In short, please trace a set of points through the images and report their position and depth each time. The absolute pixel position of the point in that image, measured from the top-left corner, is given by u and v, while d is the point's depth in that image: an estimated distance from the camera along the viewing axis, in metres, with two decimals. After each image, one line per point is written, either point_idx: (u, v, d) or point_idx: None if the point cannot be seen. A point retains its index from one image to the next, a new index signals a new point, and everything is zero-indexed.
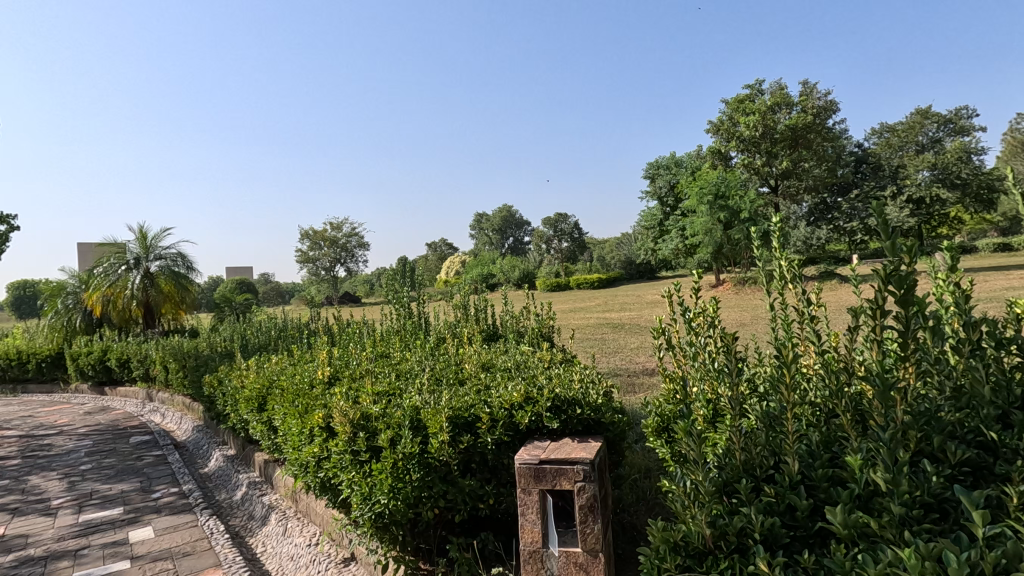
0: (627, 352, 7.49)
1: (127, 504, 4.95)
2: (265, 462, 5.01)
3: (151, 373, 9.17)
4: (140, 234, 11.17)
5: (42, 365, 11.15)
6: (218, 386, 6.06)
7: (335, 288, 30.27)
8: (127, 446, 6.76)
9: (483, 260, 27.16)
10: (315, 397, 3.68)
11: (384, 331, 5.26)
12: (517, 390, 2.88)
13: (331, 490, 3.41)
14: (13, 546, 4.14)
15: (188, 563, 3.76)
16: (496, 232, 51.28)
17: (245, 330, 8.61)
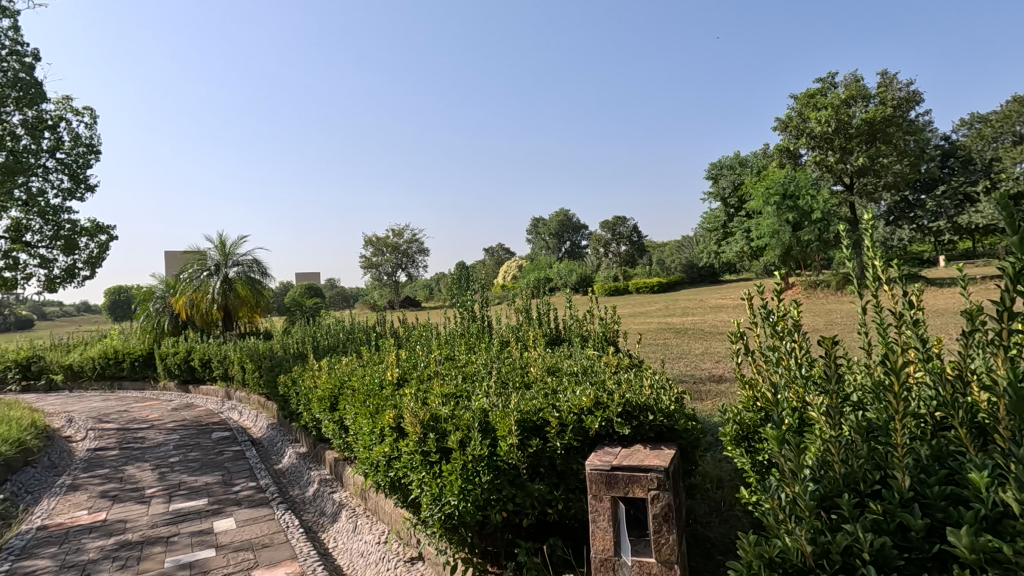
0: (693, 358, 7.24)
1: (211, 495, 5.27)
2: (335, 460, 5.19)
3: (230, 372, 9.73)
4: (219, 242, 11.90)
5: (135, 364, 12.09)
6: (292, 386, 6.33)
7: (396, 292, 31.14)
8: (210, 441, 7.20)
9: (540, 264, 27.17)
10: (385, 398, 3.78)
11: (448, 334, 5.31)
12: (586, 394, 2.83)
13: (401, 490, 3.48)
14: (114, 530, 4.49)
15: (267, 554, 3.94)
16: (553, 237, 51.16)
17: (315, 333, 8.99)
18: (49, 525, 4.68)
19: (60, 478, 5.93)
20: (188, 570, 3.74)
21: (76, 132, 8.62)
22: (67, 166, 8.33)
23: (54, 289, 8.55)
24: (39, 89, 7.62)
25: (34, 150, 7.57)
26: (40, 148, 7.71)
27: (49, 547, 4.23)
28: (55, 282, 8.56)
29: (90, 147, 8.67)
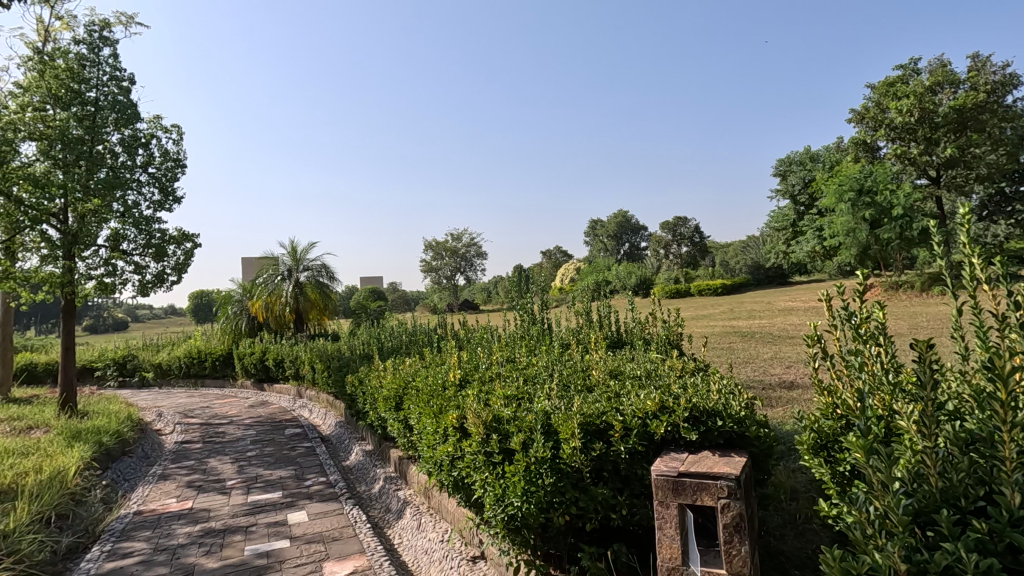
0: (762, 363, 6.94)
1: (285, 489, 5.54)
2: (399, 458, 5.34)
3: (301, 372, 10.22)
4: (291, 248, 12.55)
5: (216, 363, 12.93)
6: (359, 386, 6.57)
7: (455, 296, 31.71)
8: (284, 437, 7.60)
9: (599, 266, 26.90)
10: (448, 399, 3.85)
11: (508, 337, 5.35)
12: (651, 398, 2.77)
13: (464, 490, 3.55)
14: (199, 518, 4.82)
15: (337, 547, 4.10)
16: (611, 239, 50.47)
17: (380, 335, 9.30)
18: (144, 510, 5.08)
19: (153, 468, 6.43)
20: (266, 559, 3.95)
21: (165, 148, 9.34)
22: (158, 180, 9.03)
23: (147, 293, 9.28)
24: (134, 109, 8.33)
25: (130, 166, 8.27)
26: (135, 164, 8.40)
27: (145, 531, 4.59)
28: (148, 287, 9.29)
29: (178, 162, 9.36)
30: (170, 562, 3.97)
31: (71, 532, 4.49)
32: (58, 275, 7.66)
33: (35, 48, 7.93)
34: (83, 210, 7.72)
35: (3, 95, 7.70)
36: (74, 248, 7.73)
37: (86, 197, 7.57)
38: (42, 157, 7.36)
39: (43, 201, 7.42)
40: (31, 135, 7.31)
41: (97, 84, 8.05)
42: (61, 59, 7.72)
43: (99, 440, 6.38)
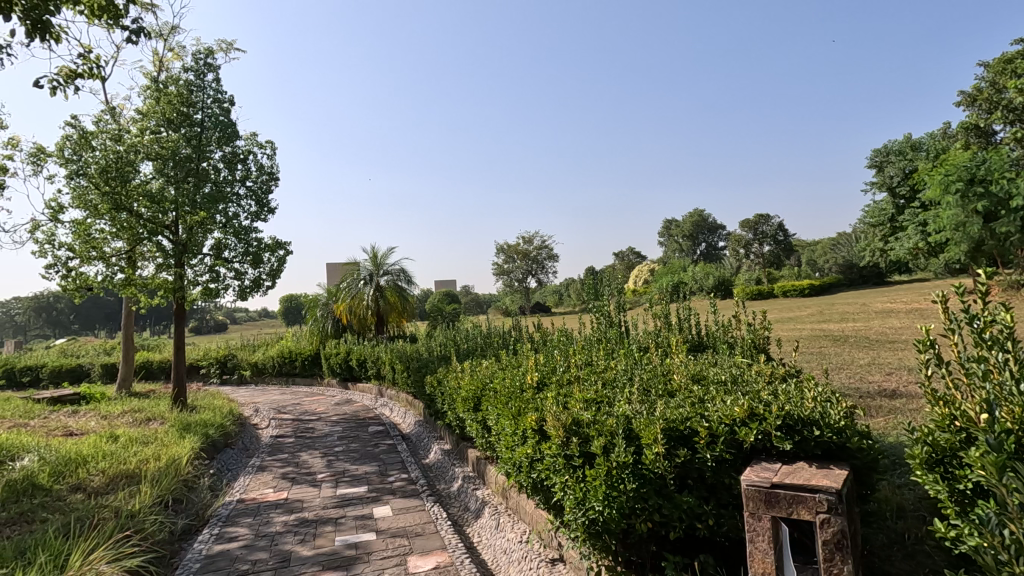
0: (858, 369, 6.45)
1: (370, 484, 5.81)
2: (477, 458, 5.45)
3: (382, 372, 10.66)
4: (372, 253, 13.16)
5: (305, 363, 13.77)
6: (437, 386, 6.76)
7: (527, 298, 31.88)
8: (367, 434, 7.97)
9: (674, 267, 26.08)
10: (527, 401, 3.88)
11: (583, 340, 5.31)
12: (739, 404, 2.65)
13: (543, 492, 3.56)
14: (294, 508, 5.16)
15: (420, 543, 4.23)
16: (687, 239, 48.76)
17: (456, 337, 9.53)
18: (246, 499, 5.50)
19: (252, 460, 6.94)
20: (354, 550, 4.16)
21: (261, 163, 10.07)
22: (255, 193, 9.75)
23: (245, 297, 10.04)
24: (234, 128, 9.06)
25: (231, 181, 8.99)
26: (234, 178, 9.11)
27: (247, 517, 4.97)
28: (246, 291, 10.05)
29: (272, 175, 10.07)
30: (270, 548, 4.27)
31: (185, 516, 4.94)
32: (170, 282, 8.46)
33: (152, 77, 8.83)
34: (191, 222, 8.48)
35: (126, 121, 8.64)
36: (183, 257, 8.52)
37: (193, 210, 8.32)
38: (157, 175, 8.16)
39: (158, 214, 8.23)
40: (148, 156, 8.14)
41: (203, 107, 8.82)
42: (173, 86, 8.54)
43: (206, 432, 6.98)
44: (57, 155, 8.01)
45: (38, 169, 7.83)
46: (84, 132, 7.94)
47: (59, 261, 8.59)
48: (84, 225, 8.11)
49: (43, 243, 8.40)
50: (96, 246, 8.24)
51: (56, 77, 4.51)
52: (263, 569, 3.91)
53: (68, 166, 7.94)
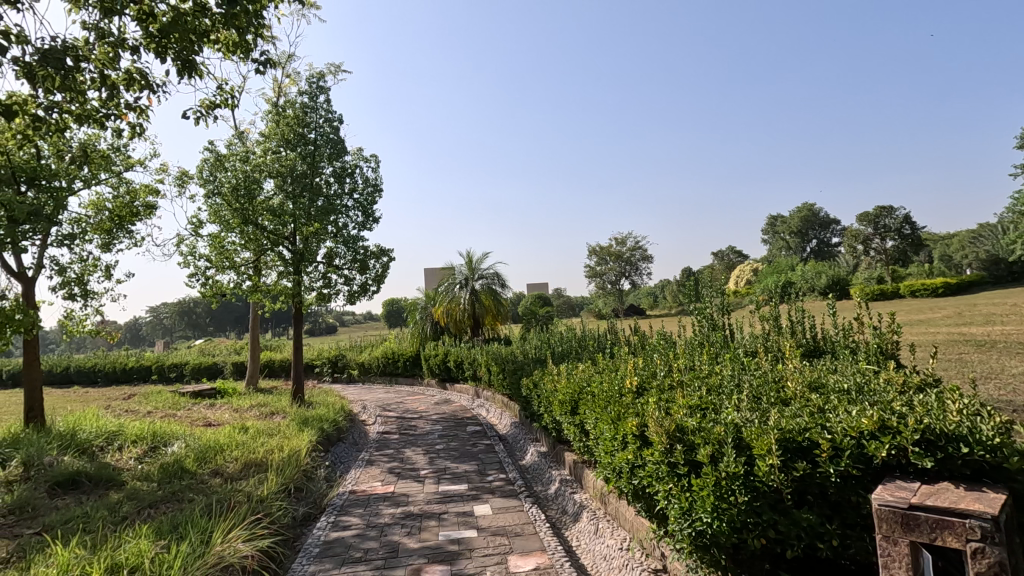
0: (1010, 379, 5.65)
1: (470, 482, 5.97)
2: (575, 462, 5.42)
3: (478, 374, 10.94)
4: (467, 258, 13.63)
5: (406, 363, 14.47)
6: (533, 388, 6.81)
7: (620, 300, 31.25)
8: (466, 434, 8.21)
9: (780, 265, 24.37)
10: (626, 405, 3.80)
11: (684, 344, 5.10)
12: (868, 415, 2.42)
13: (645, 499, 3.47)
14: (400, 502, 5.43)
15: (520, 543, 4.28)
16: (794, 235, 45.36)
17: (550, 340, 9.57)
18: (357, 490, 5.87)
19: (361, 454, 7.40)
20: (457, 545, 4.30)
21: (367, 176, 10.72)
22: (361, 204, 10.42)
23: (354, 301, 10.75)
24: (343, 145, 9.69)
25: (340, 193, 9.68)
26: (343, 190, 9.78)
27: (358, 508, 5.31)
28: (355, 296, 10.75)
29: (376, 186, 10.69)
30: (379, 538, 4.53)
31: (305, 503, 5.37)
32: (290, 288, 9.27)
33: (273, 102, 9.73)
34: (306, 233, 9.23)
35: (252, 143, 9.58)
36: (301, 265, 9.29)
37: (308, 221, 9.05)
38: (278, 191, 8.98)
39: (279, 227, 9.06)
40: (270, 174, 8.98)
41: (316, 126, 9.52)
42: (290, 109, 9.36)
43: (321, 426, 7.54)
44: (197, 177, 9.09)
45: (182, 189, 8.91)
46: (218, 155, 8.94)
47: (198, 271, 9.71)
48: (219, 238, 9.12)
49: (186, 255, 9.54)
50: (228, 256, 9.22)
51: (199, 110, 5.10)
52: (374, 558, 4.15)
53: (206, 186, 8.98)
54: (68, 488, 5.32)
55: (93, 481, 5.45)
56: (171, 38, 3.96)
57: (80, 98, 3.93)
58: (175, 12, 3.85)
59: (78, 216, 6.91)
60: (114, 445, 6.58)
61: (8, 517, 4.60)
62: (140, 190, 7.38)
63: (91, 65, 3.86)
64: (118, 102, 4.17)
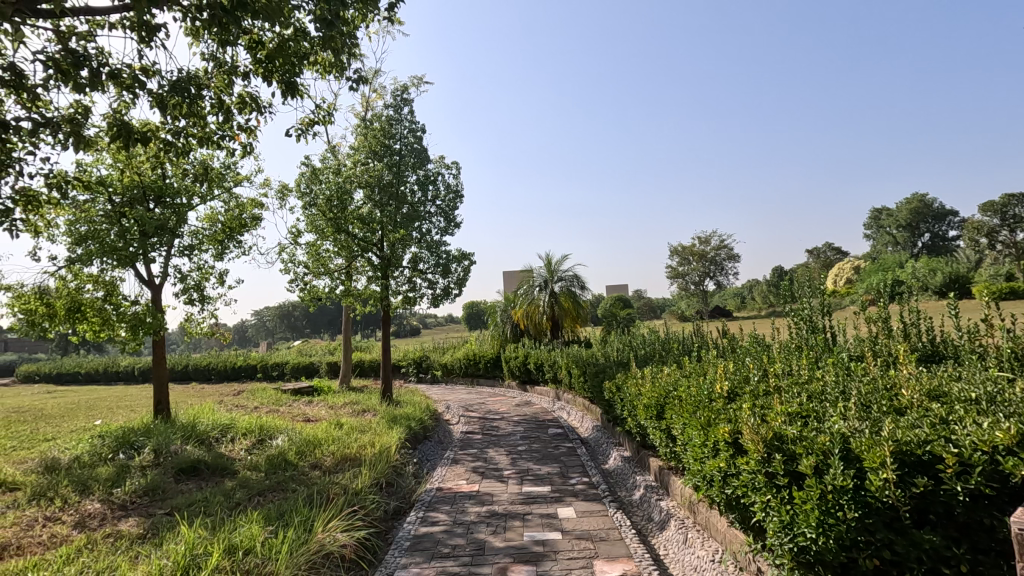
0: None
1: (553, 484, 5.97)
2: (661, 468, 5.27)
3: (559, 376, 10.93)
4: (547, 261, 13.67)
5: (487, 365, 14.73)
6: (616, 392, 6.70)
7: (705, 301, 29.99)
8: (548, 436, 8.22)
9: (887, 262, 22.31)
10: (717, 411, 3.63)
11: (779, 348, 4.80)
12: (1004, 427, 2.15)
13: (740, 511, 3.32)
14: (485, 501, 5.53)
15: (606, 548, 4.21)
16: (903, 229, 41.39)
17: (633, 342, 9.35)
18: (443, 488, 6.05)
19: (446, 452, 7.62)
20: (542, 547, 4.32)
21: (449, 182, 11.04)
22: (443, 209, 10.75)
23: (437, 304, 11.10)
24: (426, 153, 10.05)
25: (423, 201, 10.03)
26: (426, 197, 10.14)
27: (445, 505, 5.48)
28: (438, 299, 11.10)
29: (457, 192, 10.98)
30: (466, 535, 4.65)
31: (396, 498, 5.61)
32: (378, 292, 9.74)
33: (362, 117, 10.29)
34: (393, 239, 9.65)
35: (343, 155, 10.17)
36: (388, 270, 9.74)
37: (395, 228, 9.48)
38: (367, 201, 9.47)
39: (368, 234, 9.54)
40: (359, 184, 9.48)
41: (401, 137, 9.95)
42: (377, 122, 9.85)
43: (409, 424, 7.86)
44: (295, 190, 9.80)
45: (283, 202, 9.62)
46: (314, 169, 9.59)
47: (297, 277, 10.45)
48: (315, 246, 9.77)
49: (287, 262, 10.30)
50: (324, 263, 9.84)
51: (298, 127, 5.49)
52: (461, 554, 4.26)
53: (303, 198, 9.67)
54: (191, 474, 5.90)
55: (211, 469, 6.01)
56: (276, 63, 4.31)
57: (200, 123, 4.37)
58: (279, 38, 4.19)
59: (196, 229, 7.65)
60: (228, 436, 7.21)
61: (143, 498, 5.18)
62: (247, 204, 8.05)
63: (210, 92, 4.27)
64: (232, 125, 4.59)
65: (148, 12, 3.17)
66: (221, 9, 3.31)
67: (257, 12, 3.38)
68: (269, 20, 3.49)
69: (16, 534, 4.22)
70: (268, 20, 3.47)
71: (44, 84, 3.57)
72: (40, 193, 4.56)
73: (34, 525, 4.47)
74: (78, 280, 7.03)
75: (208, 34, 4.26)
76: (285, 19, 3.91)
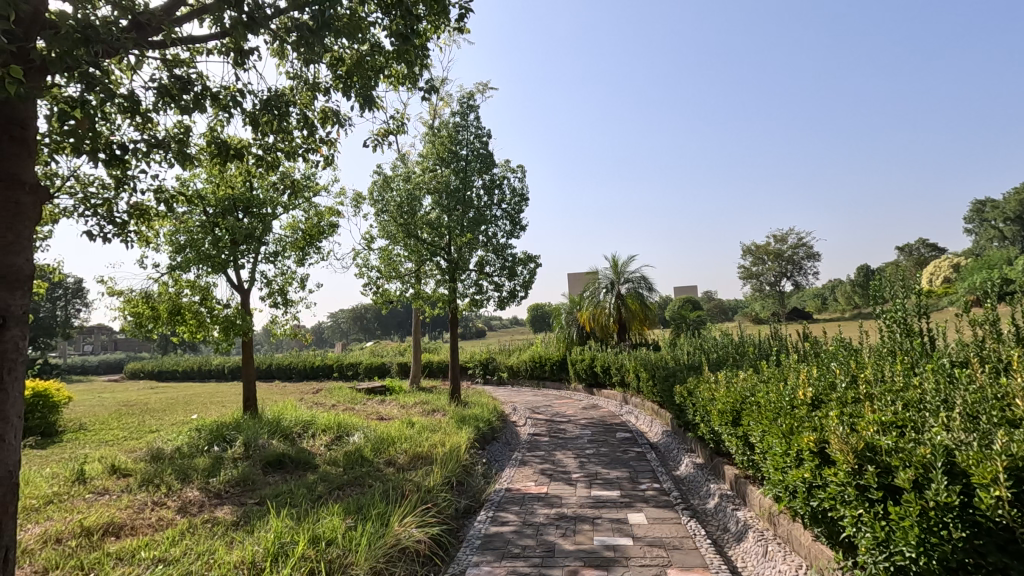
0: None
1: (622, 489, 5.88)
2: (738, 478, 5.06)
3: (626, 379, 10.75)
4: (613, 262, 13.52)
5: (553, 368, 14.70)
6: (688, 397, 6.50)
7: (782, 303, 28.51)
8: (616, 440, 8.11)
9: (993, 259, 20.23)
10: (800, 418, 3.45)
11: (869, 353, 4.48)
12: None
13: (827, 524, 3.14)
14: (554, 503, 5.53)
15: (680, 557, 4.10)
16: (1011, 223, 37.49)
17: (704, 346, 9.06)
18: (512, 489, 6.11)
19: (514, 453, 7.69)
20: (613, 552, 4.26)
21: (514, 186, 11.13)
22: (509, 213, 10.84)
23: (503, 305, 11.22)
24: (492, 158, 10.18)
25: (490, 205, 10.18)
26: (492, 201, 10.27)
27: (514, 506, 5.53)
28: (504, 301, 11.21)
29: (522, 196, 11.05)
30: (536, 537, 4.66)
31: (466, 497, 5.72)
32: (446, 294, 9.98)
33: (430, 125, 10.60)
34: (460, 244, 9.87)
35: (412, 162, 10.51)
36: (456, 273, 9.95)
37: (462, 232, 9.68)
38: (435, 206, 9.74)
39: (436, 239, 9.81)
40: (428, 191, 9.77)
41: (468, 143, 10.13)
42: (445, 129, 10.09)
43: (477, 425, 8.00)
44: (368, 198, 10.23)
45: (357, 210, 10.07)
46: (385, 177, 9.99)
47: (371, 281, 10.90)
48: (387, 251, 10.15)
49: (361, 267, 10.78)
50: (395, 267, 10.20)
51: (373, 138, 5.72)
52: (532, 555, 4.28)
53: (376, 206, 10.09)
54: (276, 467, 6.29)
55: (295, 462, 6.38)
56: (354, 78, 4.54)
57: (288, 138, 4.67)
58: (358, 55, 4.42)
59: (279, 237, 8.14)
60: (309, 432, 7.63)
61: (235, 488, 5.57)
62: (325, 212, 8.49)
63: (296, 109, 4.56)
64: (314, 138, 4.87)
65: (243, 41, 3.44)
66: (306, 29, 3.50)
67: (339, 30, 3.60)
68: (348, 38, 3.67)
69: (130, 515, 4.67)
70: (347, 38, 3.65)
71: (153, 108, 3.95)
72: (150, 207, 5.04)
73: (144, 509, 4.93)
74: (178, 286, 7.67)
75: (293, 55, 4.55)
76: (363, 36, 4.12)
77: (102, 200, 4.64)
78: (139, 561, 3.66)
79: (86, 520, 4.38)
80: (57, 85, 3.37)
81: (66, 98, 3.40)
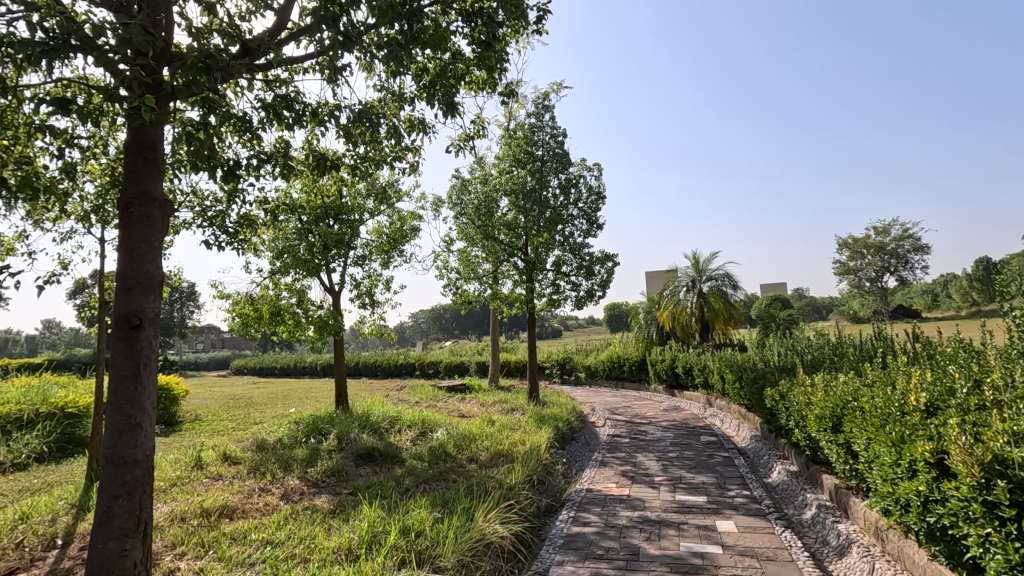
0: None
1: (709, 495, 5.66)
2: (838, 488, 4.73)
3: (710, 381, 10.33)
4: (694, 260, 13.06)
5: (632, 368, 14.41)
6: (780, 400, 6.14)
7: (884, 301, 26.24)
8: (701, 443, 7.83)
9: None
10: (913, 426, 3.18)
11: (995, 355, 4.03)
12: None
13: (947, 543, 2.87)
14: (637, 506, 5.43)
15: (774, 569, 3.90)
16: None
17: (796, 346, 8.53)
18: (593, 489, 6.07)
19: (594, 454, 7.62)
20: (701, 559, 4.12)
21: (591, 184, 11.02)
22: (586, 212, 10.76)
23: (581, 305, 11.15)
24: (567, 157, 10.14)
25: (566, 204, 10.14)
26: (568, 200, 10.23)
27: (596, 507, 5.49)
28: (582, 301, 11.14)
29: (598, 194, 10.92)
30: (619, 539, 4.61)
31: (547, 496, 5.74)
32: (524, 295, 10.08)
33: (506, 127, 10.74)
34: (537, 243, 9.94)
35: (489, 165, 10.68)
36: (533, 273, 10.02)
37: (538, 232, 9.74)
38: (512, 207, 9.85)
39: (513, 239, 9.94)
40: (504, 192, 9.90)
41: (543, 143, 10.16)
42: (520, 131, 10.18)
43: (557, 425, 8.01)
44: (448, 201, 10.53)
45: (437, 213, 10.41)
46: (463, 180, 10.25)
47: (451, 282, 11.22)
48: (465, 252, 10.40)
49: (441, 268, 11.13)
50: (473, 268, 10.43)
51: (455, 144, 5.89)
52: (616, 558, 4.23)
53: (454, 209, 10.38)
54: (367, 459, 6.63)
55: (383, 456, 6.70)
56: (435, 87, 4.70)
57: (376, 148, 4.92)
58: (439, 64, 4.57)
59: (366, 241, 8.57)
60: (395, 427, 7.99)
61: (331, 478, 5.94)
62: (407, 216, 8.84)
63: (384, 120, 4.80)
64: (400, 146, 5.09)
65: (336, 58, 3.66)
66: (394, 44, 3.67)
67: (424, 43, 3.75)
68: (432, 49, 3.81)
69: (241, 500, 5.10)
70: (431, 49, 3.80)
71: (258, 126, 4.30)
72: (255, 217, 5.49)
73: (253, 494, 5.38)
74: (278, 289, 8.29)
75: (380, 68, 4.77)
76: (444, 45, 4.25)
77: (216, 212, 5.11)
78: (250, 541, 4.00)
79: (205, 502, 4.85)
80: (181, 110, 3.75)
81: (189, 122, 3.79)
